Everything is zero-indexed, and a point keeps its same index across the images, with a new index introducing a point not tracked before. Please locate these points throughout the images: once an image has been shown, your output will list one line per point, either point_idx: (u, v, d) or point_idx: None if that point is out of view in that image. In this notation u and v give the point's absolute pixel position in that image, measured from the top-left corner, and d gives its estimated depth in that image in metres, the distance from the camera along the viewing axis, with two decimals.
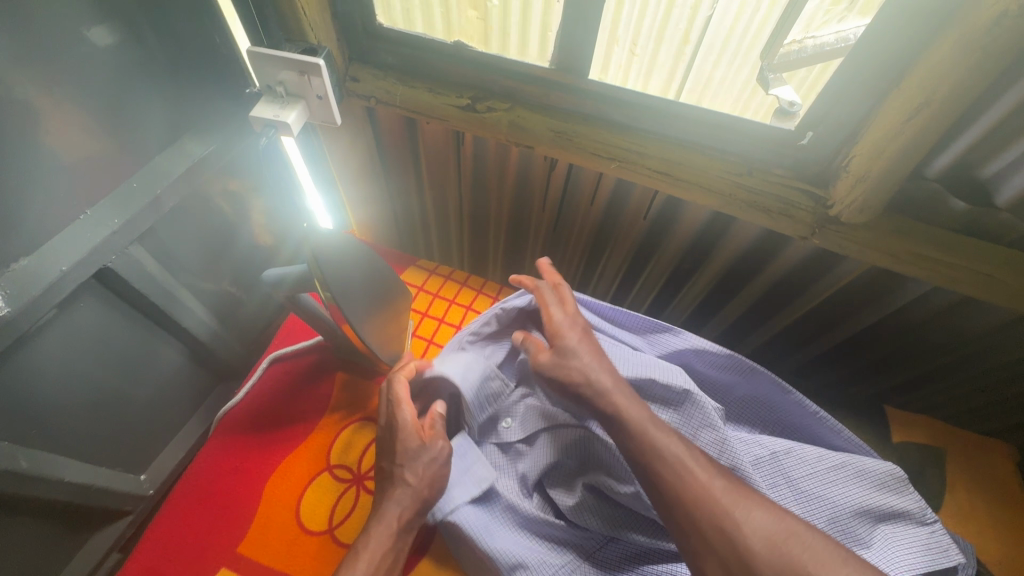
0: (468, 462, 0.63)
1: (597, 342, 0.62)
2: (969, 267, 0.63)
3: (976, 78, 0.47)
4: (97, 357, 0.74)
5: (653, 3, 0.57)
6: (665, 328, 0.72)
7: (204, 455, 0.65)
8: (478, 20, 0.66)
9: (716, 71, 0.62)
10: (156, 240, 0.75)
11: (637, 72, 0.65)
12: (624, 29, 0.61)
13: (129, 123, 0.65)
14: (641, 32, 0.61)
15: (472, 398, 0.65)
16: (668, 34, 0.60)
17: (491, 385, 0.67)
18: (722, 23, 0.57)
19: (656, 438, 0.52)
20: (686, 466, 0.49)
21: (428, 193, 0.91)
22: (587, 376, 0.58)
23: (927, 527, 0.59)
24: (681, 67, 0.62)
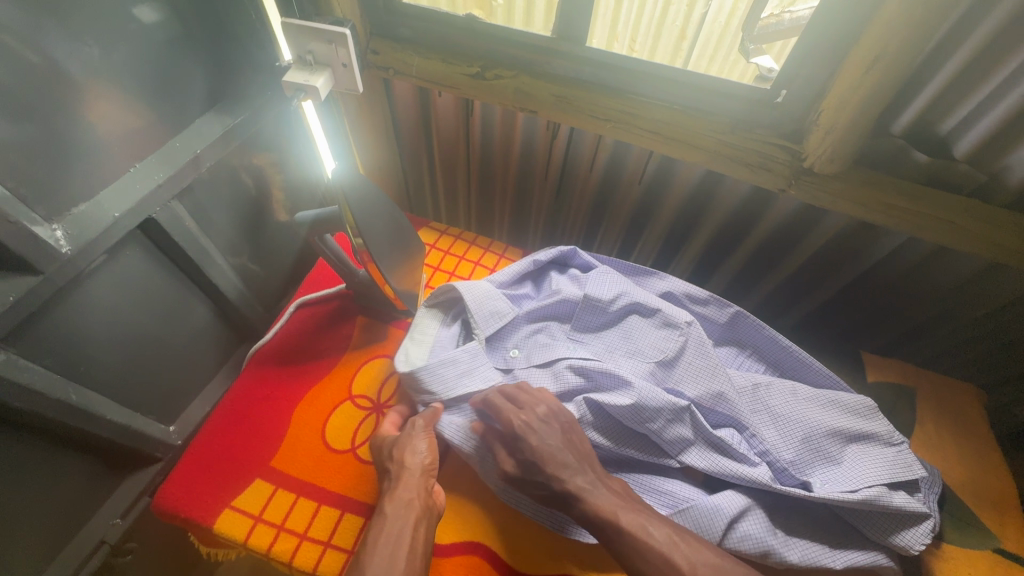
0: (479, 360, 0.69)
1: (560, 426, 0.62)
2: (933, 215, 0.69)
3: (919, 34, 0.54)
4: (138, 305, 0.81)
5: (650, 4, 0.70)
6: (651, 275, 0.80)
7: (239, 383, 0.72)
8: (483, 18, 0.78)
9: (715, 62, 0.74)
10: (194, 198, 0.82)
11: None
12: (625, 24, 0.73)
13: (172, 88, 0.73)
14: (639, 28, 0.73)
15: (475, 310, 0.72)
16: (665, 29, 0.74)
17: (496, 303, 0.73)
18: (716, 19, 0.72)
19: (635, 527, 0.54)
20: (671, 553, 0.53)
21: (440, 161, 0.99)
22: (566, 472, 0.58)
23: (895, 448, 0.63)
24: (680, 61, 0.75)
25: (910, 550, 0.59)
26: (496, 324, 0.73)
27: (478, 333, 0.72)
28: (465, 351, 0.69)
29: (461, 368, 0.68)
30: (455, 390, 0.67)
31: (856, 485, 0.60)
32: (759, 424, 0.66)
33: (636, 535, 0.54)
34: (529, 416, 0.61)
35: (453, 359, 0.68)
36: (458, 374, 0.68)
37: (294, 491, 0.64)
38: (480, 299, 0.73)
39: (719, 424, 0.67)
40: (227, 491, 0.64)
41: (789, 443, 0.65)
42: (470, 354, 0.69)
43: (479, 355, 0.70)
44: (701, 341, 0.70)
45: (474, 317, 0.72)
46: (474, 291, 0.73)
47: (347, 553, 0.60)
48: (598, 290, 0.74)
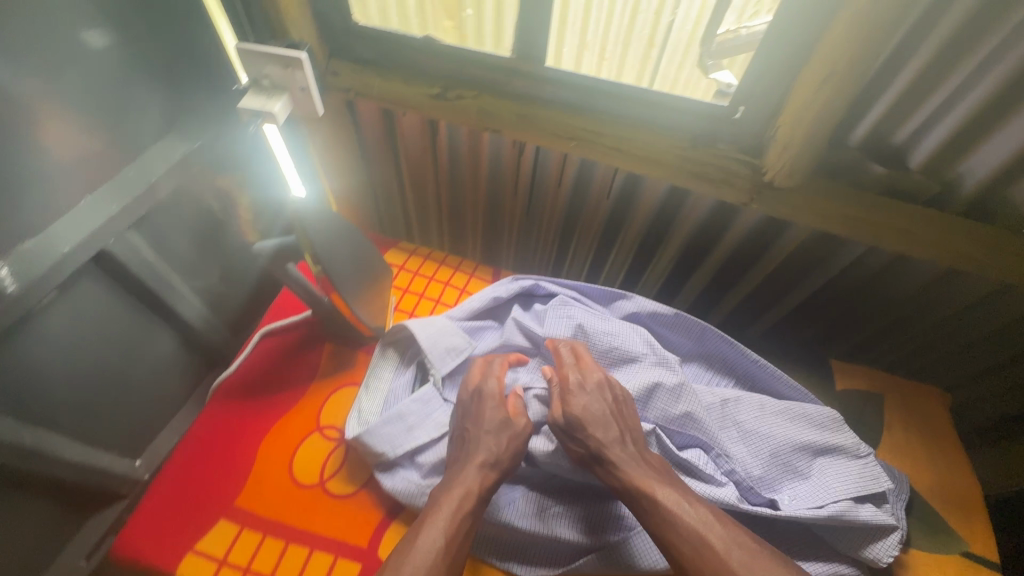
0: (430, 409, 0.70)
1: (610, 394, 0.65)
2: (891, 225, 0.70)
3: (869, 53, 0.55)
4: (95, 339, 0.78)
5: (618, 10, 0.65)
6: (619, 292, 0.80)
7: (201, 419, 0.69)
8: (454, 30, 0.74)
9: (682, 70, 0.71)
10: (151, 227, 0.80)
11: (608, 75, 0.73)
12: (594, 31, 0.69)
13: (125, 116, 0.70)
14: (608, 37, 0.68)
15: (430, 350, 0.72)
16: (634, 37, 0.67)
17: (453, 339, 0.74)
18: (684, 27, 0.66)
19: (669, 501, 0.55)
20: (704, 531, 0.52)
21: (408, 183, 0.97)
22: (603, 437, 0.60)
23: (860, 460, 0.66)
24: (649, 68, 0.71)
25: (879, 562, 0.60)
26: (452, 361, 0.73)
27: (434, 374, 0.72)
28: (416, 400, 0.69)
29: (410, 420, 0.68)
30: (402, 441, 0.66)
31: (823, 501, 0.61)
32: (728, 440, 0.67)
33: (655, 504, 0.55)
34: (584, 379, 0.66)
35: (403, 410, 0.68)
36: (407, 427, 0.67)
37: (261, 530, 0.62)
38: (436, 338, 0.73)
39: (687, 445, 0.67)
40: (190, 534, 0.61)
41: (758, 459, 0.66)
42: (422, 402, 0.70)
43: (430, 402, 0.70)
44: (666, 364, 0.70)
45: (430, 357, 0.72)
46: (431, 330, 0.73)
47: None
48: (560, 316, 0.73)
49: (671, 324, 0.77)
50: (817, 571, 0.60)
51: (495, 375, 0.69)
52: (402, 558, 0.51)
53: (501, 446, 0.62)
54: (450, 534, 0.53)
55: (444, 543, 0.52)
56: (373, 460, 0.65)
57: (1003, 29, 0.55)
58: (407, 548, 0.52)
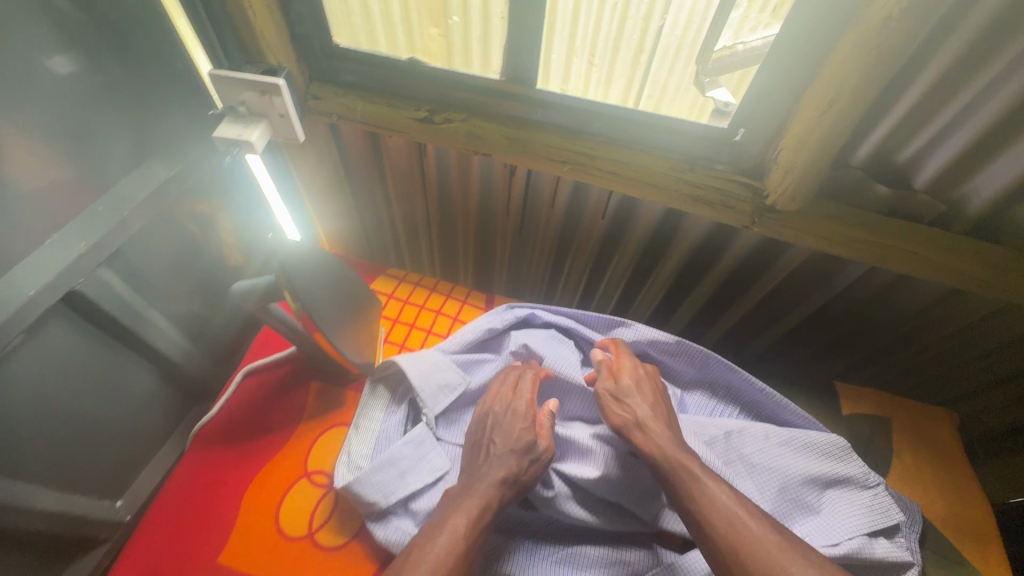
0: (424, 451, 0.66)
1: (654, 392, 0.66)
2: (896, 245, 0.68)
3: (879, 75, 0.52)
4: (67, 382, 0.73)
5: (606, 16, 0.63)
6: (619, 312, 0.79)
7: (180, 468, 0.66)
8: (440, 36, 0.70)
9: (672, 75, 0.68)
10: (125, 261, 0.75)
11: (597, 80, 0.70)
12: (582, 39, 0.66)
13: (93, 147, 0.66)
14: (597, 42, 0.66)
15: (422, 388, 0.69)
16: (624, 43, 0.65)
17: (446, 375, 0.70)
18: (673, 31, 0.64)
19: (703, 486, 0.54)
20: (742, 516, 0.50)
21: (397, 206, 0.94)
22: (643, 427, 0.61)
23: (871, 490, 0.63)
24: (638, 75, 0.69)
25: None
26: (446, 398, 0.70)
27: (427, 413, 0.69)
28: (408, 443, 0.66)
29: (402, 465, 0.64)
30: (393, 488, 0.63)
31: (837, 538, 0.59)
32: (735, 475, 0.65)
33: (695, 482, 0.54)
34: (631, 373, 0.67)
35: (395, 454, 0.64)
36: (400, 472, 0.64)
37: None
38: (428, 375, 0.70)
39: None
40: None
41: (766, 495, 0.64)
42: (416, 444, 0.66)
43: (424, 444, 0.66)
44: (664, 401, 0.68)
45: (422, 395, 0.68)
46: (422, 366, 0.70)
47: None
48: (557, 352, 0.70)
49: (673, 351, 0.74)
50: None
51: (526, 392, 0.66)
52: (407, 564, 0.49)
53: (522, 468, 0.58)
54: (463, 540, 0.51)
55: (450, 548, 0.50)
56: (366, 509, 0.62)
57: (1011, 49, 0.53)
58: (414, 554, 0.50)
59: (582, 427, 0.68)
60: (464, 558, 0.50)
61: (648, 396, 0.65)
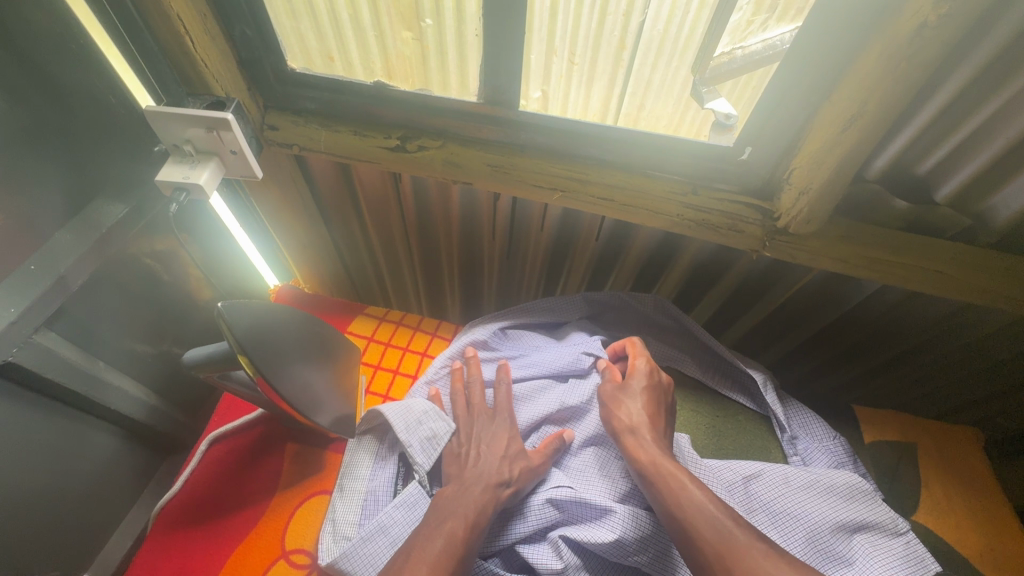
0: (418, 514, 0.59)
1: (655, 401, 0.64)
2: (919, 265, 0.62)
3: (908, 87, 0.46)
4: (14, 461, 0.66)
5: (586, 13, 0.54)
6: (629, 304, 0.80)
7: (142, 556, 0.58)
8: (415, 41, 0.60)
9: (656, 71, 0.60)
10: (70, 319, 0.67)
11: (578, 82, 0.62)
12: (562, 40, 0.57)
13: (21, 199, 0.58)
14: (578, 37, 0.57)
15: (409, 441, 0.62)
16: (604, 40, 0.57)
17: (432, 426, 0.64)
18: (656, 27, 0.55)
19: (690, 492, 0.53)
20: (730, 529, 0.49)
21: (373, 238, 0.87)
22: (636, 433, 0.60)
23: (903, 538, 0.58)
24: (621, 74, 0.60)
25: None
26: (435, 453, 0.63)
27: (418, 470, 0.62)
28: (400, 506, 0.59)
29: (394, 532, 0.57)
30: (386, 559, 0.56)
31: None
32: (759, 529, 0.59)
33: (669, 482, 0.54)
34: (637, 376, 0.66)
35: (385, 520, 0.57)
36: (391, 542, 0.57)
37: None
38: (413, 427, 0.63)
39: None
40: None
41: (794, 548, 0.58)
42: (408, 507, 0.59)
43: (418, 505, 0.59)
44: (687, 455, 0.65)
45: (410, 450, 0.62)
46: (405, 417, 0.63)
47: None
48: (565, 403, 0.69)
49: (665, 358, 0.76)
50: None
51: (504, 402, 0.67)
52: (407, 565, 0.49)
53: (512, 471, 0.59)
54: (458, 543, 0.52)
55: (448, 548, 0.51)
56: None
57: None
58: (413, 555, 0.50)
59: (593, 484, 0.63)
60: (461, 559, 0.51)
61: (650, 400, 0.64)
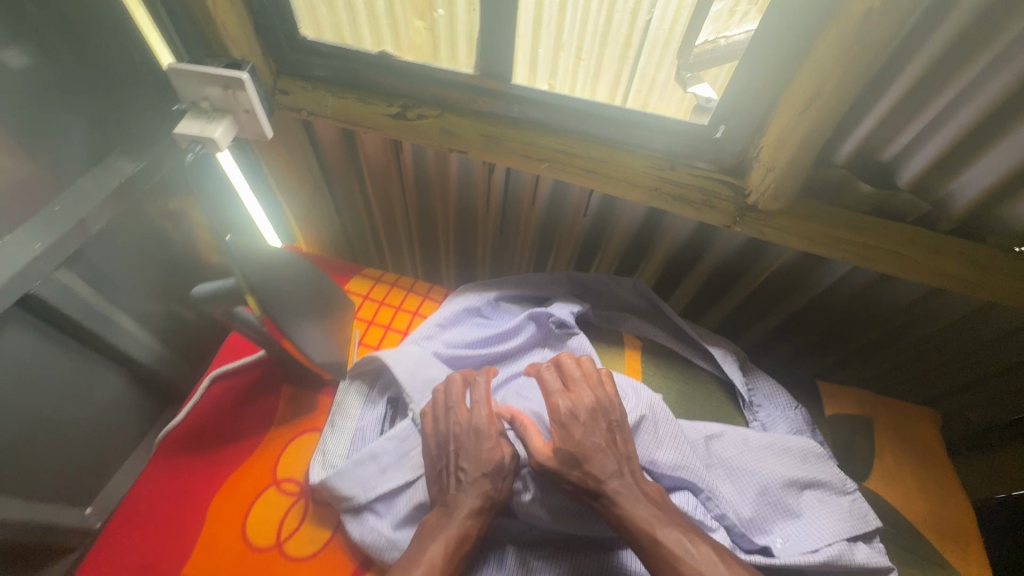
0: (408, 447, 0.64)
1: (608, 422, 0.59)
2: (878, 246, 0.67)
3: (861, 70, 0.50)
4: (29, 390, 0.71)
5: (595, 9, 0.62)
6: (611, 288, 0.86)
7: (146, 476, 0.64)
8: (425, 31, 0.68)
9: (660, 71, 0.67)
10: (86, 261, 0.72)
11: (585, 76, 0.69)
12: (570, 34, 0.65)
13: (47, 144, 0.62)
14: (585, 37, 0.65)
15: (408, 382, 0.67)
16: (611, 38, 0.65)
17: (431, 370, 0.69)
18: (661, 27, 0.63)
19: (678, 537, 0.51)
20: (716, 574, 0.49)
21: (373, 204, 0.92)
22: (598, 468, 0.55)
23: (850, 496, 0.62)
24: (626, 70, 0.68)
25: None
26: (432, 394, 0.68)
27: (412, 409, 0.67)
28: (391, 438, 0.64)
29: (383, 461, 0.63)
30: (372, 484, 0.62)
31: (818, 543, 0.58)
32: (716, 480, 0.64)
33: (664, 542, 0.51)
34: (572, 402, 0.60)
35: (377, 449, 0.63)
36: (380, 469, 0.63)
37: None
38: (412, 370, 0.69)
39: (675, 487, 0.63)
40: None
41: (746, 499, 0.62)
42: (399, 440, 0.64)
43: (408, 439, 0.65)
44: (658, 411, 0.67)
45: (407, 390, 0.67)
46: (405, 362, 0.68)
47: None
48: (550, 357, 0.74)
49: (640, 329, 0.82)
50: None
51: (484, 403, 0.61)
52: None
53: (497, 490, 0.57)
54: (440, 573, 0.51)
55: None
56: (342, 504, 0.62)
57: (996, 49, 0.52)
58: None
59: None
60: None
61: (597, 430, 0.58)
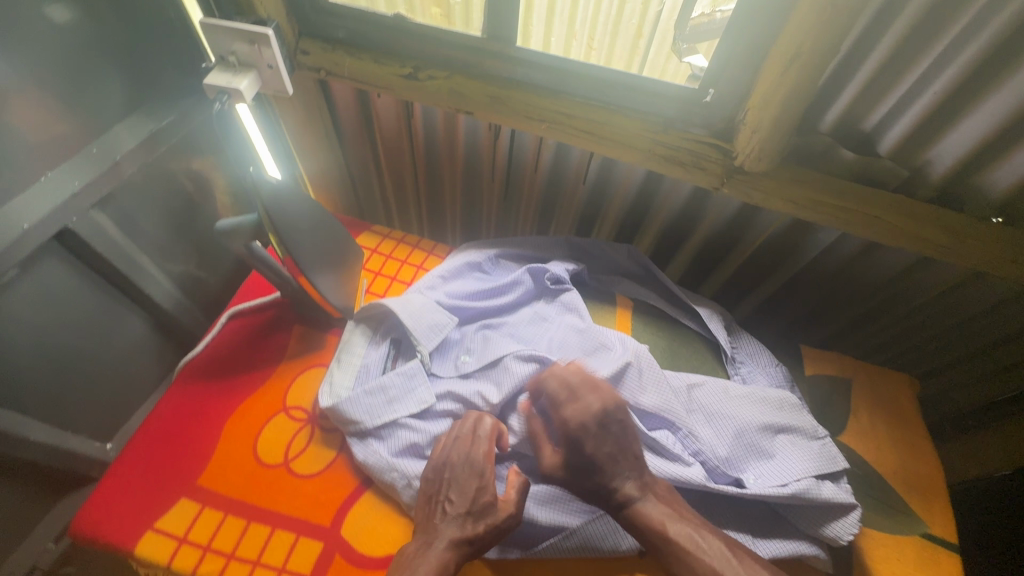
0: (415, 384, 0.69)
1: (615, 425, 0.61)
2: (859, 210, 0.70)
3: (836, 32, 0.55)
4: (62, 321, 0.77)
5: None
6: (608, 253, 0.90)
7: (166, 397, 0.69)
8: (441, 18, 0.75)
9: None
10: (118, 205, 0.78)
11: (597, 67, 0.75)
12: None
13: (89, 91, 0.68)
14: None
15: (415, 327, 0.72)
16: None
17: (435, 316, 0.74)
18: None
19: (686, 538, 0.56)
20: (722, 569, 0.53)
21: (384, 164, 0.97)
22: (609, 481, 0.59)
23: (820, 440, 0.66)
24: None
25: (838, 541, 0.61)
26: (438, 337, 0.73)
27: (422, 351, 0.72)
28: (400, 374, 0.69)
29: (391, 394, 0.68)
30: (380, 412, 0.67)
31: (787, 479, 0.62)
32: (696, 423, 0.68)
33: (684, 541, 0.55)
34: (576, 413, 0.61)
35: (386, 381, 0.68)
36: (388, 399, 0.68)
37: (226, 511, 0.62)
38: (418, 316, 0.73)
39: (655, 426, 0.68)
40: (153, 507, 0.62)
41: (724, 440, 0.66)
42: (406, 376, 0.69)
43: (415, 377, 0.69)
44: (643, 356, 0.70)
45: (416, 334, 0.72)
46: (411, 308, 0.73)
47: (278, 571, 0.59)
48: (545, 310, 0.79)
49: (631, 291, 0.86)
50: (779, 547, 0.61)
51: (485, 439, 0.63)
52: None
53: (474, 526, 0.57)
54: None
55: None
56: (348, 428, 0.67)
57: (968, 16, 0.55)
58: None
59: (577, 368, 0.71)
60: None
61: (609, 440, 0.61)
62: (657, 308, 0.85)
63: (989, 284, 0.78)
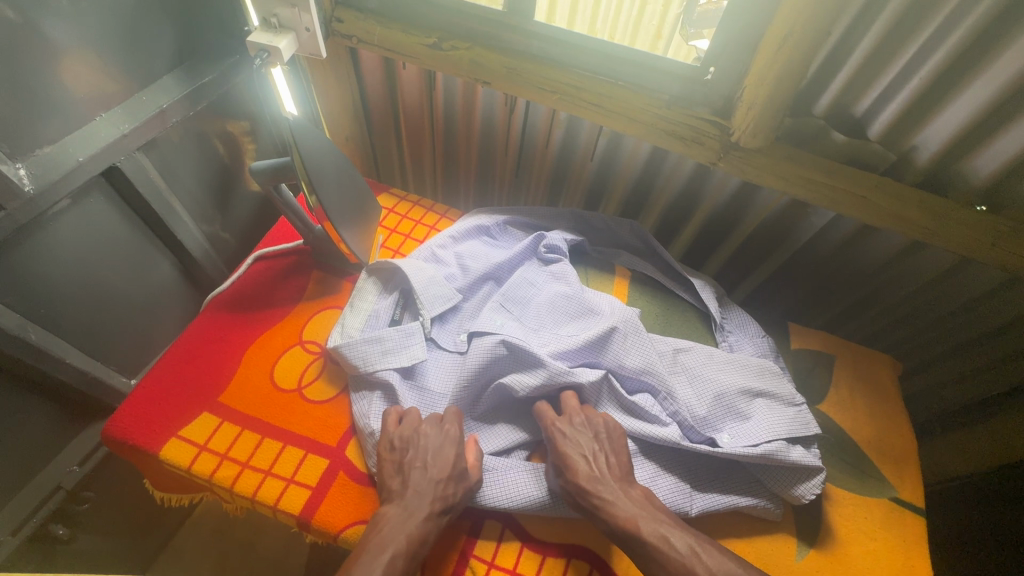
0: (411, 341, 0.73)
1: (595, 432, 0.65)
2: (845, 189, 0.75)
3: (825, 15, 0.59)
4: (105, 257, 0.83)
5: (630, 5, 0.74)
6: (611, 228, 0.95)
7: (195, 323, 0.76)
8: None
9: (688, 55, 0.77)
10: (160, 153, 0.85)
11: None
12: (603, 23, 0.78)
13: (144, 44, 0.75)
14: (618, 25, 0.77)
15: (421, 293, 0.76)
16: (643, 28, 0.76)
17: (440, 288, 0.78)
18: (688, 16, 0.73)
19: (658, 540, 0.57)
20: (693, 566, 0.55)
21: (404, 129, 1.03)
22: (593, 482, 0.60)
23: (795, 407, 0.71)
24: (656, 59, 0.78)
25: (803, 499, 0.66)
26: (443, 305, 0.77)
27: (424, 316, 0.75)
28: (398, 330, 0.73)
29: (387, 346, 0.72)
30: (376, 361, 0.71)
31: (758, 441, 0.66)
32: (678, 384, 0.72)
33: (655, 545, 0.56)
34: (567, 425, 0.66)
35: (384, 336, 0.72)
36: (383, 350, 0.71)
37: (243, 425, 0.68)
38: (426, 284, 0.77)
39: (638, 389, 0.72)
40: (178, 417, 0.68)
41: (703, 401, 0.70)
42: (404, 334, 0.73)
43: (412, 335, 0.73)
44: (624, 322, 0.73)
45: (422, 299, 0.76)
46: (420, 276, 0.77)
47: (287, 482, 0.64)
48: (534, 275, 0.82)
49: (631, 263, 0.91)
50: (714, 497, 0.66)
51: (450, 421, 0.67)
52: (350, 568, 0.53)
53: (448, 492, 0.60)
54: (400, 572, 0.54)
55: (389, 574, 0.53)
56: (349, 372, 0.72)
57: (950, 5, 0.60)
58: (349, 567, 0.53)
59: (572, 329, 0.75)
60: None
61: (592, 444, 0.64)
62: (653, 279, 0.89)
63: (971, 270, 0.82)
